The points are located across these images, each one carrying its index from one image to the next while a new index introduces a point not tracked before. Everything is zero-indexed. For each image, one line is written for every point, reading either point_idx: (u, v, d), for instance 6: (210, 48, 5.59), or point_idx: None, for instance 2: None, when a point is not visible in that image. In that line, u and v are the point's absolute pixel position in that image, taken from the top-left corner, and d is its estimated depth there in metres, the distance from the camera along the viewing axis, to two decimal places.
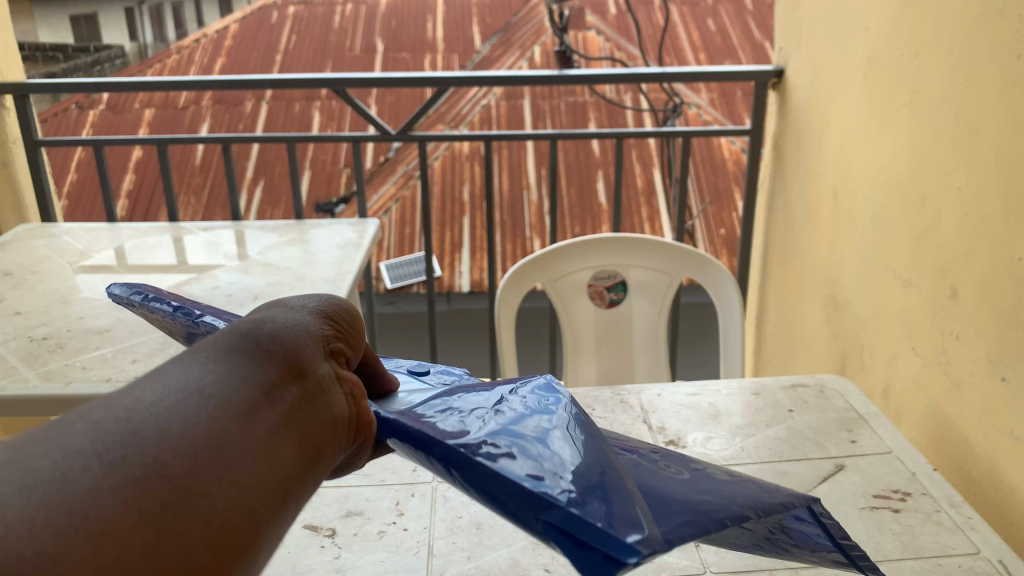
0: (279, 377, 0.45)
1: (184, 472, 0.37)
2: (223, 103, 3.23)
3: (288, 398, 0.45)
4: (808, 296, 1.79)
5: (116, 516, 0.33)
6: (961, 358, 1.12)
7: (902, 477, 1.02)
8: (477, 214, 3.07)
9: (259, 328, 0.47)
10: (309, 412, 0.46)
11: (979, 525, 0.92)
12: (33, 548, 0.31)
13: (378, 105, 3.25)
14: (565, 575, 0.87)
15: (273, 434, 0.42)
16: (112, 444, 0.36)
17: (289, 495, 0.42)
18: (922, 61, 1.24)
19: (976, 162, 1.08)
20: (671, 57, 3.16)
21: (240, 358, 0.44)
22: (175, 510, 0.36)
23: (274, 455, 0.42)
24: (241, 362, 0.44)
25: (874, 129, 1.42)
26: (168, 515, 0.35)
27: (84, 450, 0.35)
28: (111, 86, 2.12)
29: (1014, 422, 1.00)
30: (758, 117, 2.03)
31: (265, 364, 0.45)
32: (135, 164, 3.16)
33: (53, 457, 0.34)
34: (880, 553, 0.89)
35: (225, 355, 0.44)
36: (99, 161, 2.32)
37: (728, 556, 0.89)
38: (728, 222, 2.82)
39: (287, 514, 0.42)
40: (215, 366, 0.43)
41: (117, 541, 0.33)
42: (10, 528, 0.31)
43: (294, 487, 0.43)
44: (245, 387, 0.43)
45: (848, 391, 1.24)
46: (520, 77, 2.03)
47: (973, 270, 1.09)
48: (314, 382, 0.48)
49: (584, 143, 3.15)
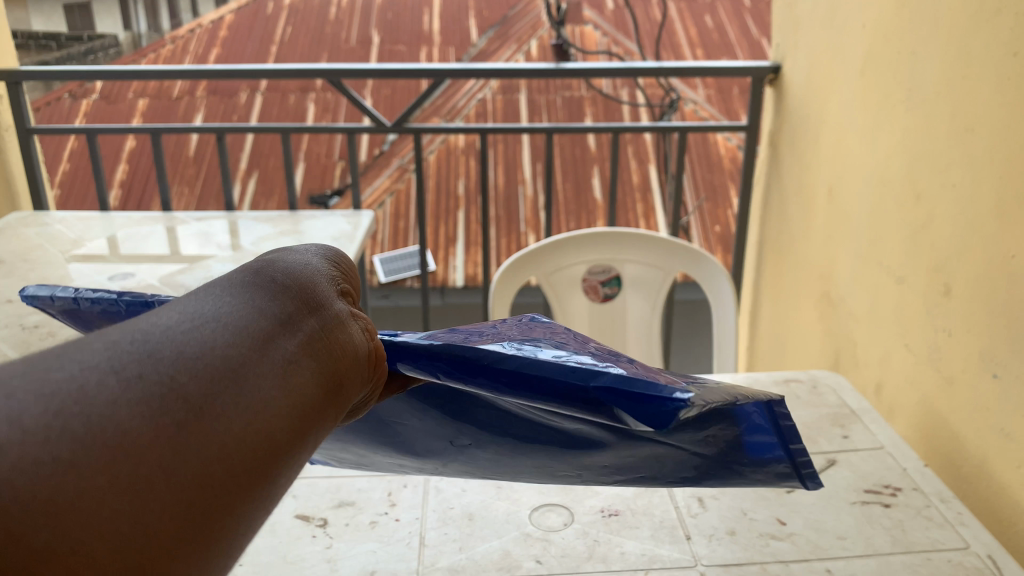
0: (288, 313, 0.50)
1: (198, 393, 0.41)
2: (217, 94, 3.22)
3: (299, 332, 0.50)
4: (802, 292, 1.79)
5: (134, 428, 0.38)
6: (953, 354, 1.12)
7: (892, 472, 1.03)
8: (472, 207, 3.07)
9: (270, 270, 0.52)
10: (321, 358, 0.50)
11: (969, 520, 0.93)
12: (51, 452, 0.35)
13: (373, 98, 3.24)
14: (556, 566, 0.87)
15: (285, 364, 0.47)
16: (131, 364, 0.40)
17: (302, 421, 0.46)
18: (918, 59, 1.24)
19: (971, 159, 1.08)
20: (668, 53, 3.16)
21: (253, 295, 0.49)
22: (191, 426, 0.40)
23: (286, 382, 0.46)
24: (254, 299, 0.49)
25: (870, 125, 1.42)
26: (185, 430, 0.40)
27: (101, 370, 0.39)
28: (105, 74, 2.11)
29: (1005, 418, 1.01)
30: (754, 113, 2.04)
31: (274, 301, 0.50)
32: (128, 154, 3.15)
33: (73, 371, 0.38)
34: (870, 548, 0.89)
35: (238, 292, 0.49)
36: (92, 150, 2.31)
37: (719, 549, 0.89)
38: (723, 219, 2.82)
39: (304, 439, 0.46)
40: (230, 301, 0.48)
41: (134, 452, 0.37)
42: (28, 427, 0.35)
43: (311, 416, 0.47)
44: (258, 320, 0.47)
45: (840, 386, 1.25)
46: (516, 71, 2.03)
47: (967, 267, 1.09)
48: (322, 320, 0.52)
49: (580, 138, 3.15)
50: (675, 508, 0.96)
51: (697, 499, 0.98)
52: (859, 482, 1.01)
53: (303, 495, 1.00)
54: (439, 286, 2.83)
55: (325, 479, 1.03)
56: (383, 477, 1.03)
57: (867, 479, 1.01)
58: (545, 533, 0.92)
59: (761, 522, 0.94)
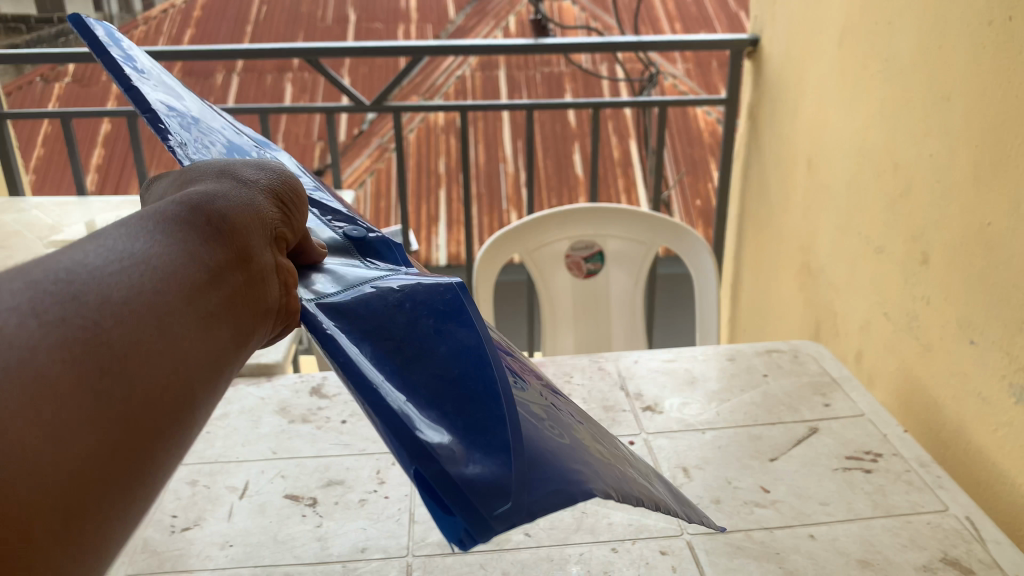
0: (226, 262, 0.53)
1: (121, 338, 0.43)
2: (193, 74, 3.20)
3: (231, 281, 0.52)
4: (782, 265, 1.81)
5: (55, 373, 0.39)
6: (931, 322, 1.14)
7: (873, 438, 1.04)
8: (454, 185, 3.07)
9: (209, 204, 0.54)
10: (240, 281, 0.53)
11: (947, 483, 0.95)
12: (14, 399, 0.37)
13: (351, 77, 3.23)
14: (545, 538, 0.88)
15: (213, 313, 0.50)
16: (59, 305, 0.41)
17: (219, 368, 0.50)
18: (893, 28, 1.25)
19: (946, 128, 1.09)
20: (646, 27, 3.15)
21: (190, 232, 0.51)
22: (113, 375, 0.42)
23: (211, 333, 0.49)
24: (190, 236, 0.51)
25: (846, 98, 1.44)
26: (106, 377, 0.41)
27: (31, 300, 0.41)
28: (77, 57, 2.08)
29: (981, 382, 1.03)
30: (734, 85, 2.04)
31: (212, 244, 0.52)
32: (104, 138, 3.11)
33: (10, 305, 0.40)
34: (852, 513, 0.91)
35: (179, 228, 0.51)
36: (69, 136, 2.27)
37: (704, 518, 0.91)
38: (704, 193, 2.83)
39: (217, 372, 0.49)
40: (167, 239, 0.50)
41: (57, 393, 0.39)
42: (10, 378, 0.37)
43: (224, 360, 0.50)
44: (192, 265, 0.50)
45: (821, 355, 1.27)
46: (496, 46, 2.02)
47: (943, 236, 1.11)
48: (257, 269, 0.55)
49: (561, 114, 3.14)
50: None
51: (682, 469, 0.99)
52: (840, 449, 1.02)
53: (291, 475, 1.01)
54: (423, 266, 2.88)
55: (314, 459, 1.04)
56: (371, 456, 1.04)
57: (848, 446, 1.03)
58: None
59: (745, 490, 0.95)
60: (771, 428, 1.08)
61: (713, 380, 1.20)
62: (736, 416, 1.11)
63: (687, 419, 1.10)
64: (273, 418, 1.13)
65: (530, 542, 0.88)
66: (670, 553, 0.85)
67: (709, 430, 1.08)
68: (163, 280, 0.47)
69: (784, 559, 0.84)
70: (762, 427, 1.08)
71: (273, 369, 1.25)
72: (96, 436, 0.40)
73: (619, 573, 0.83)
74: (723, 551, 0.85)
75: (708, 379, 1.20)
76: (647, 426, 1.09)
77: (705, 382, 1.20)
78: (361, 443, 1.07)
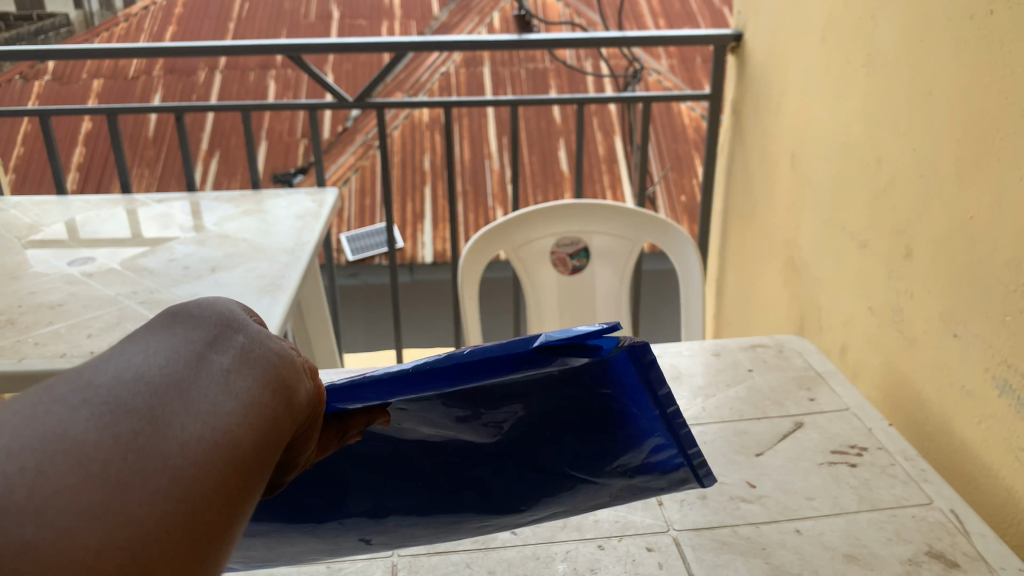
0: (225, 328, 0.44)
1: (131, 418, 0.34)
2: (175, 72, 3.18)
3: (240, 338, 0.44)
4: (767, 260, 1.81)
5: (63, 465, 0.31)
6: (915, 316, 1.14)
7: (858, 432, 1.05)
8: (439, 182, 3.06)
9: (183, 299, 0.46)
10: (271, 348, 0.45)
11: (932, 476, 0.95)
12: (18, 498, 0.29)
13: (334, 74, 3.21)
14: (532, 536, 0.88)
15: (236, 369, 0.41)
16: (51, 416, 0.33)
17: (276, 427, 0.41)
18: (876, 23, 1.25)
19: (930, 121, 1.09)
20: (630, 23, 3.15)
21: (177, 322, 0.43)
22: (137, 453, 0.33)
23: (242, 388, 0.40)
24: (177, 324, 0.43)
25: (830, 92, 1.44)
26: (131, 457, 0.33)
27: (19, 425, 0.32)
28: (54, 54, 2.06)
29: (965, 375, 1.03)
30: (717, 81, 2.04)
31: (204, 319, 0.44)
32: (85, 136, 3.08)
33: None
34: (838, 507, 0.91)
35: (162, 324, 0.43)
36: (48, 134, 2.25)
37: (691, 514, 0.91)
38: (689, 188, 2.83)
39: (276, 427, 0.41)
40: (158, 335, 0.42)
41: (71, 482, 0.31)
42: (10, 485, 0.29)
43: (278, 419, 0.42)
44: (190, 339, 0.42)
45: (806, 349, 1.27)
46: (480, 42, 2.01)
47: (927, 230, 1.11)
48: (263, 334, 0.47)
49: (545, 110, 3.13)
50: None
51: None
52: (826, 443, 1.03)
53: None
54: (408, 263, 2.86)
55: None
56: None
57: (834, 440, 1.03)
58: None
59: (731, 485, 0.95)
60: (756, 423, 1.08)
61: (699, 376, 1.20)
62: (722, 412, 1.11)
63: None
64: None
65: (517, 541, 0.87)
66: (656, 549, 0.85)
67: (695, 425, 1.08)
68: (165, 360, 0.39)
69: (771, 555, 0.84)
70: (748, 422, 1.08)
71: None
72: (141, 518, 0.31)
73: (606, 571, 0.82)
74: (710, 547, 0.85)
75: (694, 375, 1.20)
76: None
77: (691, 378, 1.19)
78: None
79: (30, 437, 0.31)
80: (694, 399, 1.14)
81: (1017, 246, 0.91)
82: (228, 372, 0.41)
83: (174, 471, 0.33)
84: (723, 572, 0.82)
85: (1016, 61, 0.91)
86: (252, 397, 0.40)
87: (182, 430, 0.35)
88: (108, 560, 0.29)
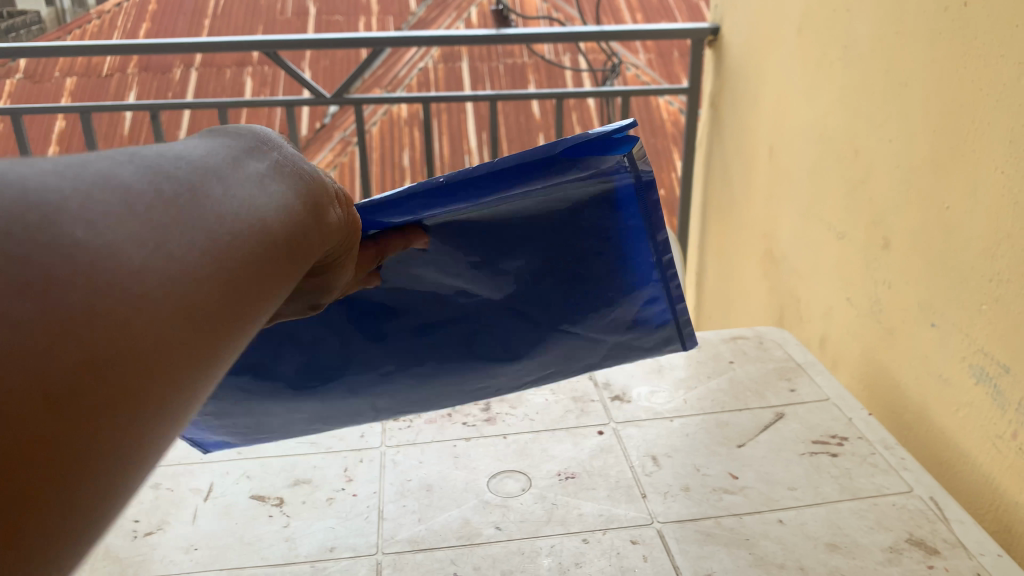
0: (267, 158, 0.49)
1: (185, 185, 0.39)
2: (149, 70, 3.14)
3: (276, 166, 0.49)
4: (746, 252, 1.82)
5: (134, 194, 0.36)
6: (893, 306, 1.16)
7: (839, 422, 1.05)
8: (418, 178, 3.05)
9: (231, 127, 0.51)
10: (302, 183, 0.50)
11: (911, 465, 0.96)
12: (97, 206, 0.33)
13: (312, 70, 3.18)
14: (517, 531, 0.88)
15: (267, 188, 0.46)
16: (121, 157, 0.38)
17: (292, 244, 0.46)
18: (852, 15, 1.26)
19: (905, 113, 1.10)
20: (608, 18, 3.15)
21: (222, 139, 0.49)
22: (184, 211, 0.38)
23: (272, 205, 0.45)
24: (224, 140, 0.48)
25: (807, 85, 1.44)
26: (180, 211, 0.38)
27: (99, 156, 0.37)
28: (25, 52, 2.03)
29: (942, 364, 1.04)
30: (695, 74, 2.05)
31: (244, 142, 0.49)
32: (59, 135, 3.04)
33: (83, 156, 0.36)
34: (819, 497, 0.92)
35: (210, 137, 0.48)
36: (20, 134, 2.21)
37: (675, 506, 0.91)
38: (668, 182, 2.84)
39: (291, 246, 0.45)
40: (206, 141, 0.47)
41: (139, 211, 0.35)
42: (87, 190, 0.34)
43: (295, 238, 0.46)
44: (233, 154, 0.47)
45: (786, 340, 1.28)
46: (457, 36, 2.00)
47: (903, 220, 1.12)
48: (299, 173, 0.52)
49: (524, 105, 3.13)
50: (631, 468, 0.98)
51: (651, 457, 1.00)
52: (807, 434, 1.03)
53: (257, 476, 0.99)
54: None
55: (280, 458, 1.02)
56: (338, 453, 1.03)
57: (814, 431, 1.04)
58: (504, 500, 0.93)
59: (713, 477, 0.96)
60: (738, 414, 1.08)
61: (680, 368, 1.21)
62: (704, 403, 1.11)
63: (655, 407, 1.11)
64: None
65: (501, 536, 0.87)
66: (641, 542, 0.85)
67: (677, 417, 1.08)
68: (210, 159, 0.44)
69: (754, 545, 0.84)
70: (730, 414, 1.09)
71: None
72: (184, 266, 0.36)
73: (591, 565, 0.82)
74: (694, 539, 0.86)
75: (675, 367, 1.21)
76: (615, 416, 1.09)
77: (672, 370, 1.20)
78: (328, 441, 1.06)
79: (79, 172, 0.34)
80: (676, 392, 1.14)
81: (992, 235, 0.92)
82: (246, 191, 0.44)
83: (192, 247, 0.37)
84: (707, 563, 0.82)
85: (990, 52, 0.91)
86: (271, 213, 0.45)
87: (212, 211, 0.40)
88: (149, 288, 0.33)
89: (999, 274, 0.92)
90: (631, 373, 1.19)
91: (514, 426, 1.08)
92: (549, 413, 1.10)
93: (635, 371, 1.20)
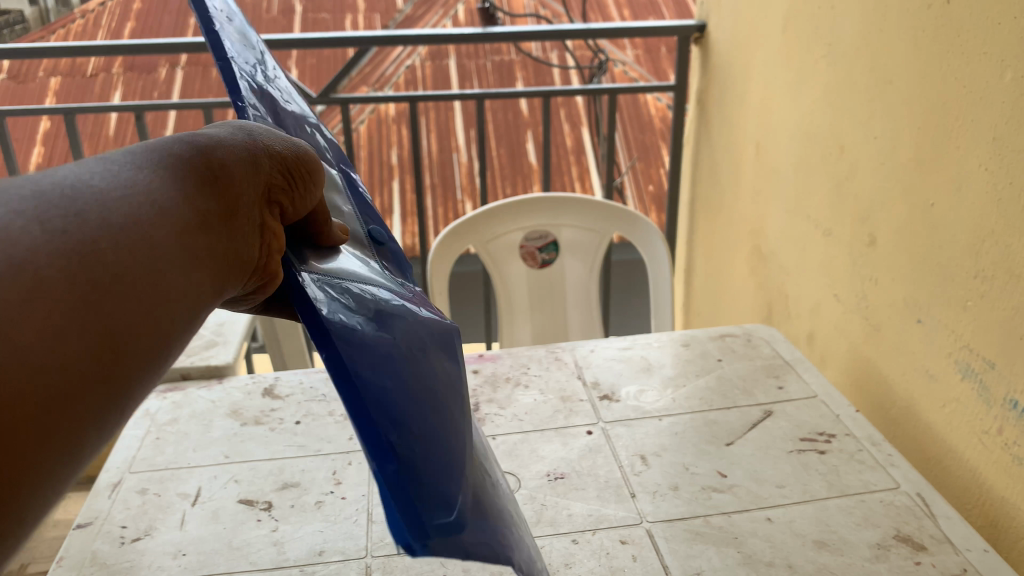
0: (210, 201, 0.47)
1: (113, 257, 0.38)
2: (135, 69, 3.13)
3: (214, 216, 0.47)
4: (734, 249, 1.83)
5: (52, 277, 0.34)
6: (879, 302, 1.16)
7: (827, 419, 1.06)
8: (407, 176, 3.05)
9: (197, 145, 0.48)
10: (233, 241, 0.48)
11: (899, 461, 0.96)
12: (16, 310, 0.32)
13: (299, 69, 3.17)
14: None
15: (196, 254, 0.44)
16: (54, 215, 0.36)
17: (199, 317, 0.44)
18: (836, 12, 1.26)
19: (889, 110, 1.10)
20: (596, 14, 3.15)
21: (180, 171, 0.46)
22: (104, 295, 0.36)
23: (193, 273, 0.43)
24: (180, 177, 0.46)
25: (792, 82, 1.45)
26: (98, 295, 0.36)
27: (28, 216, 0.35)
28: (8, 52, 2.02)
29: (928, 360, 1.05)
30: (682, 71, 2.05)
31: (196, 178, 0.47)
32: (44, 136, 3.02)
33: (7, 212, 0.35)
34: (807, 494, 0.92)
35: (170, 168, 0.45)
36: (4, 136, 2.19)
37: (664, 505, 0.91)
38: (657, 178, 2.85)
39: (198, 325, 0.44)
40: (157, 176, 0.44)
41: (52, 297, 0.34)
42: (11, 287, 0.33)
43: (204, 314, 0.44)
44: (180, 201, 0.44)
45: (773, 338, 1.28)
46: (444, 36, 2.00)
47: (888, 217, 1.12)
48: (238, 216, 0.49)
49: (512, 102, 3.12)
50: (619, 467, 0.98)
51: (640, 457, 1.00)
52: (795, 431, 1.04)
53: (246, 480, 0.99)
54: None
55: (268, 462, 1.02)
56: (327, 456, 1.03)
57: (802, 428, 1.05)
58: None
59: (703, 476, 0.96)
60: (726, 412, 1.09)
61: (669, 366, 1.21)
62: (692, 402, 1.12)
63: (644, 407, 1.11)
64: (224, 422, 1.10)
65: None
66: (630, 542, 0.86)
67: (665, 416, 1.08)
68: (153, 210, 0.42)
69: (743, 543, 0.85)
70: (718, 412, 1.09)
71: (224, 371, 1.22)
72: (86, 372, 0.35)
73: (581, 565, 0.83)
74: (683, 538, 0.86)
75: (664, 366, 1.21)
76: (604, 416, 1.09)
77: (660, 369, 1.20)
78: (317, 444, 1.05)
79: (44, 201, 0.36)
80: (665, 391, 1.14)
81: (975, 232, 0.93)
82: (170, 259, 0.42)
83: (99, 348, 0.36)
84: (695, 562, 0.82)
85: (973, 50, 0.92)
86: (192, 283, 0.43)
87: (133, 292, 0.38)
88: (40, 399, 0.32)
89: (983, 271, 0.92)
90: (620, 372, 1.19)
91: (503, 426, 1.07)
92: (539, 413, 1.10)
93: (624, 370, 1.20)
